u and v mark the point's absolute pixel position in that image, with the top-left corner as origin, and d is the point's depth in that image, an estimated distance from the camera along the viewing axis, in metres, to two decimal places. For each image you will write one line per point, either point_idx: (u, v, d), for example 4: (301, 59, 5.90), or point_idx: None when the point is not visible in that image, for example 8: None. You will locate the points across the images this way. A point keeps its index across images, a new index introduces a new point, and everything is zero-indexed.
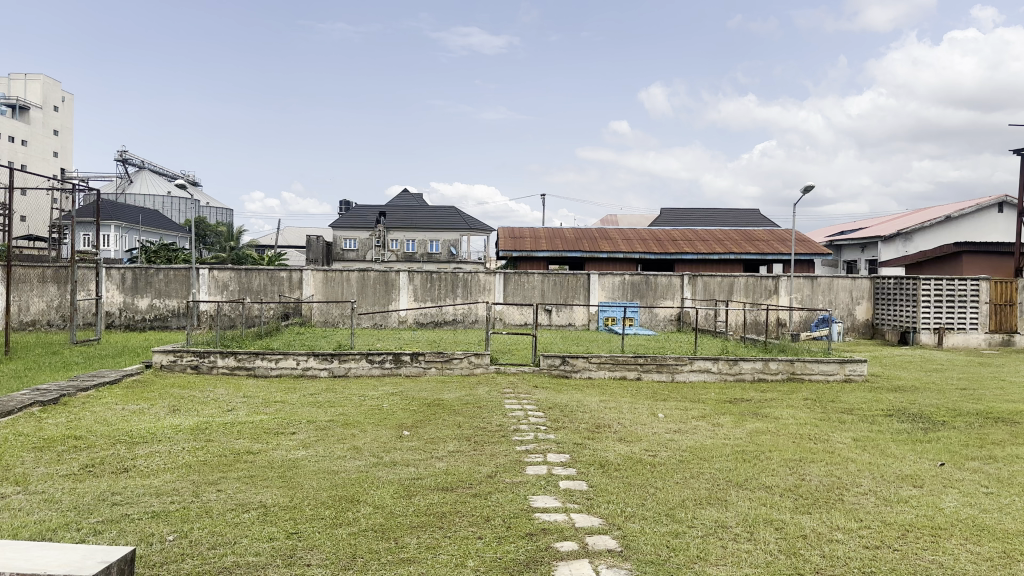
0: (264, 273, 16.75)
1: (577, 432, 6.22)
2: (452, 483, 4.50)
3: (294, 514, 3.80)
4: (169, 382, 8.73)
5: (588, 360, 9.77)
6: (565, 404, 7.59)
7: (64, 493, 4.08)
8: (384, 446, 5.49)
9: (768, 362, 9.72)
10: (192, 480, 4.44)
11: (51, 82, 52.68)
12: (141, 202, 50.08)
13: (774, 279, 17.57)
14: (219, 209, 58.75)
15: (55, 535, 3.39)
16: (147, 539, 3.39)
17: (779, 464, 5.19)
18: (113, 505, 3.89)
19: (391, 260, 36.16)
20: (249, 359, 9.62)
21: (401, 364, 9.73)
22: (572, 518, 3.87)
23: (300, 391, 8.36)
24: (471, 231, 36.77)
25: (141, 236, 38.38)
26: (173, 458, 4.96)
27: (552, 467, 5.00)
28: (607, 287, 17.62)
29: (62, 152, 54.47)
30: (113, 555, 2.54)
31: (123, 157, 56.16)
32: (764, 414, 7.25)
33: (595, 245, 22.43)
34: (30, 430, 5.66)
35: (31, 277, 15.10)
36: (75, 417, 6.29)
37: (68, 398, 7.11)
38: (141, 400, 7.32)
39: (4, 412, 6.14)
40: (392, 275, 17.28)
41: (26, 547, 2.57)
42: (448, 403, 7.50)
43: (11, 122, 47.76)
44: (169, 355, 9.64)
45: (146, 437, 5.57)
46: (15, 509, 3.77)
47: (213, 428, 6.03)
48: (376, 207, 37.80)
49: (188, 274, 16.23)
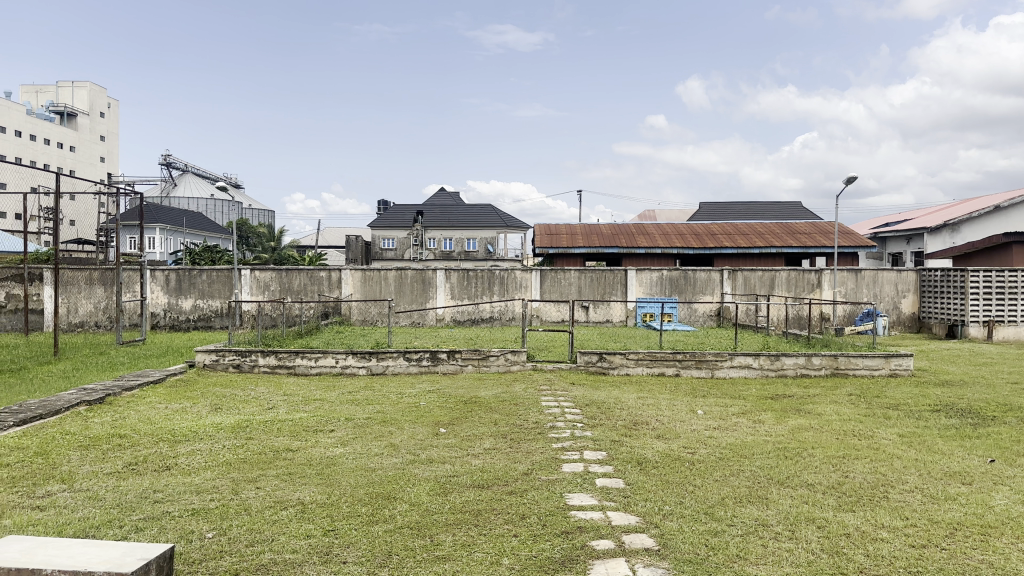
0: (304, 273, 16.98)
1: (615, 429, 6.17)
2: (488, 480, 4.49)
3: (332, 512, 3.83)
4: (212, 381, 8.88)
5: (625, 356, 9.69)
6: (602, 401, 7.54)
7: (107, 491, 4.17)
8: (421, 444, 5.50)
9: (811, 357, 9.53)
10: (232, 477, 4.51)
11: (98, 88, 53.97)
12: (184, 204, 51.27)
13: (817, 272, 17.24)
14: (261, 211, 59.83)
15: (98, 532, 3.47)
16: (188, 536, 3.44)
17: (822, 461, 5.07)
18: (154, 503, 3.96)
19: (429, 258, 36.36)
20: (289, 358, 9.74)
21: (438, 361, 9.78)
22: (609, 516, 3.82)
23: (339, 389, 8.43)
24: (508, 228, 36.80)
25: (185, 238, 39.19)
26: (213, 456, 5.04)
27: (588, 464, 4.97)
28: (645, 283, 17.46)
29: (110, 157, 56.03)
30: (153, 552, 2.60)
31: (167, 162, 57.56)
32: (806, 411, 7.10)
33: (632, 240, 22.25)
34: (77, 429, 5.80)
35: (79, 280, 15.52)
36: (119, 416, 6.44)
37: (114, 398, 7.27)
38: (184, 399, 7.46)
39: (52, 411, 6.33)
40: (429, 273, 17.38)
41: (70, 544, 2.63)
42: (485, 400, 7.50)
43: (59, 129, 49.31)
44: (211, 355, 9.83)
45: (188, 435, 5.67)
46: (61, 507, 3.86)
47: (253, 426, 6.13)
48: (414, 206, 38.10)
49: (230, 274, 16.53)
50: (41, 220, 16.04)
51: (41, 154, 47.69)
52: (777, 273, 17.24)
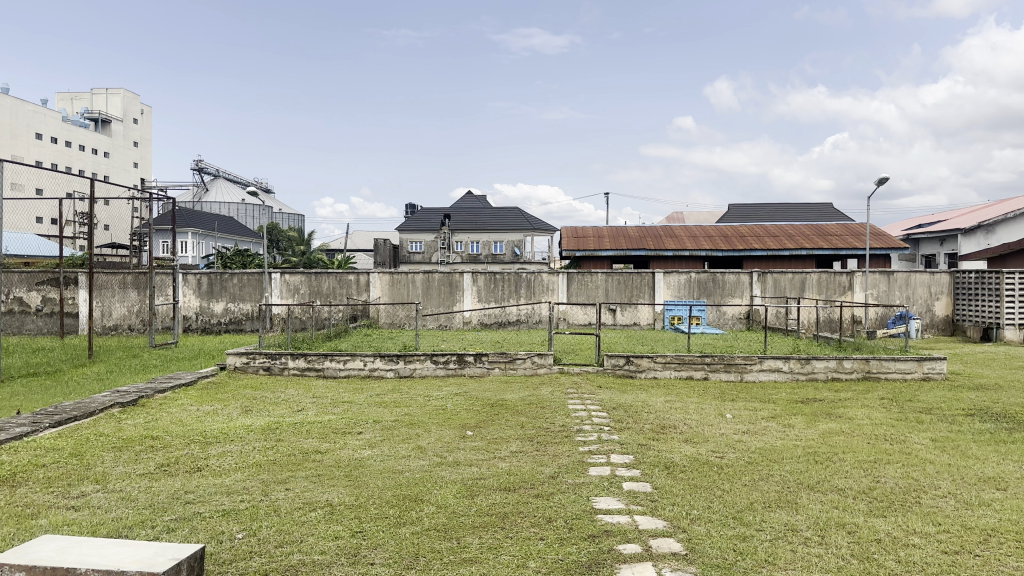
0: (333, 276, 17.14)
1: (642, 432, 6.15)
2: (515, 483, 4.50)
3: (360, 513, 3.86)
4: (242, 383, 8.99)
5: (653, 360, 9.64)
6: (630, 404, 7.51)
7: (140, 492, 4.24)
8: (447, 447, 5.53)
9: (842, 361, 9.40)
10: (263, 479, 4.57)
11: (131, 95, 54.92)
12: (216, 209, 52.05)
13: (848, 274, 16.99)
14: (291, 215, 60.56)
15: (131, 532, 3.54)
16: (218, 537, 3.50)
17: (853, 466, 5.00)
18: (186, 504, 4.02)
19: (456, 262, 36.49)
20: (318, 360, 9.83)
21: (465, 364, 9.81)
22: (636, 521, 3.81)
23: (367, 392, 8.50)
24: (536, 230, 36.79)
25: (216, 242, 39.81)
26: (243, 458, 5.12)
27: (615, 468, 4.95)
28: (672, 285, 17.35)
29: (143, 163, 57.10)
30: (183, 553, 2.64)
31: (199, 167, 58.51)
32: (838, 415, 7.00)
33: (660, 243, 22.13)
34: (111, 430, 5.92)
35: (113, 284, 15.83)
36: (152, 418, 6.55)
37: (146, 400, 7.41)
38: (215, 402, 7.57)
39: (86, 413, 6.46)
40: (456, 276, 17.45)
41: (104, 544, 2.69)
42: (512, 403, 7.51)
43: (94, 136, 50.37)
44: (242, 357, 9.98)
45: (219, 437, 5.77)
46: (94, 507, 3.94)
47: (282, 428, 6.20)
48: (441, 210, 38.29)
49: (260, 278, 16.74)
50: (77, 225, 16.38)
51: (77, 160, 48.73)
52: (807, 275, 17.03)
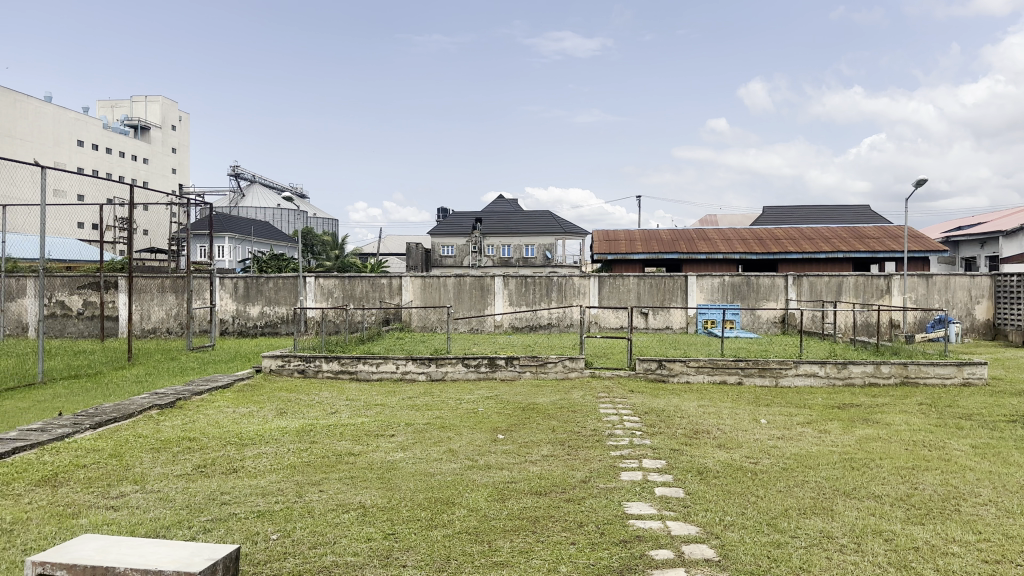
0: (366, 280, 17.29)
1: (675, 437, 6.09)
2: (546, 487, 4.49)
3: (392, 516, 3.89)
4: (278, 386, 9.11)
5: (686, 364, 9.56)
6: (662, 409, 7.45)
7: (176, 492, 4.32)
8: (479, 450, 5.54)
9: (880, 365, 9.22)
10: (297, 480, 4.63)
11: (169, 102, 56.08)
12: (252, 214, 52.86)
13: (885, 278, 16.67)
14: (326, 220, 61.26)
15: (168, 532, 3.60)
16: (252, 537, 3.55)
17: (890, 473, 4.90)
18: (221, 505, 4.09)
19: (488, 265, 36.58)
20: (351, 363, 9.93)
21: (497, 368, 9.83)
22: (668, 526, 3.78)
23: (399, 395, 8.55)
24: (567, 234, 36.75)
25: (252, 246, 40.45)
26: (279, 459, 5.19)
27: (647, 473, 4.92)
28: (706, 289, 17.19)
29: (181, 169, 58.22)
30: (219, 553, 2.68)
31: (236, 173, 59.51)
32: (875, 421, 6.87)
33: (693, 246, 21.95)
34: (149, 432, 6.05)
35: (152, 287, 16.16)
36: (190, 420, 6.67)
37: (184, 401, 7.55)
38: (251, 403, 7.68)
39: (126, 415, 6.60)
40: (488, 280, 17.49)
41: (141, 543, 2.74)
42: (543, 407, 7.50)
43: (134, 143, 51.49)
44: (277, 360, 10.12)
45: (255, 438, 5.85)
46: (133, 507, 4.03)
47: (316, 430, 6.27)
48: (473, 214, 38.42)
49: (295, 282, 16.96)
50: (117, 230, 16.77)
51: (117, 166, 49.83)
52: (843, 278, 16.75)
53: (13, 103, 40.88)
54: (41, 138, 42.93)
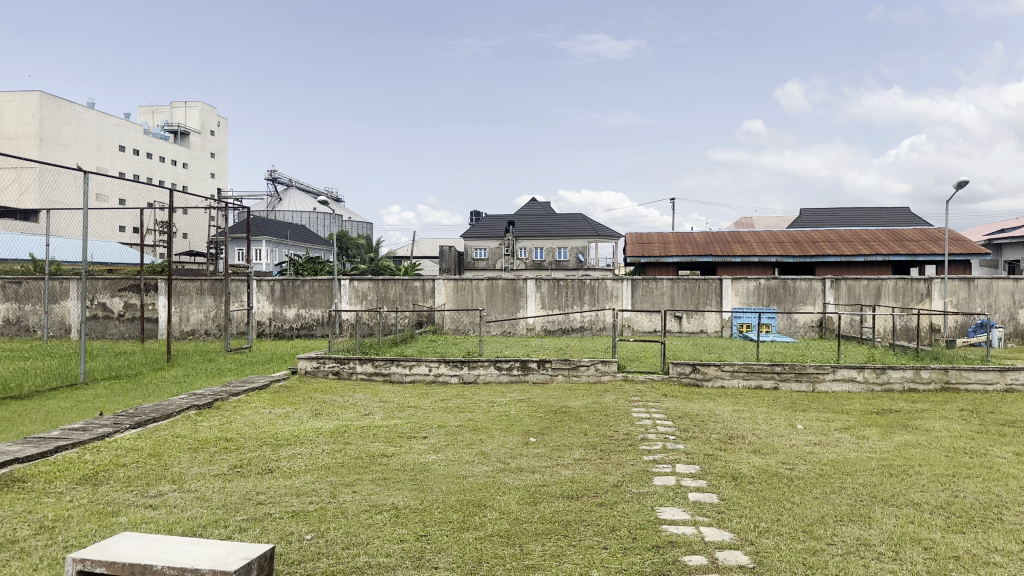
0: (399, 283, 17.42)
1: (709, 442, 6.03)
2: (578, 491, 4.47)
3: (424, 517, 3.91)
4: (313, 387, 9.22)
5: (720, 368, 9.45)
6: (696, 413, 7.37)
7: (213, 492, 4.40)
8: (511, 453, 5.55)
9: (919, 370, 9.03)
10: (331, 481, 4.68)
11: (208, 108, 57.17)
12: (288, 218, 53.61)
13: (926, 281, 16.32)
14: (360, 224, 61.87)
15: (205, 531, 3.67)
16: (287, 537, 3.59)
17: (929, 479, 4.80)
18: (257, 504, 4.15)
19: (521, 268, 36.62)
20: (385, 365, 10.01)
21: (529, 371, 9.82)
22: (702, 532, 3.74)
23: (432, 397, 8.60)
24: (599, 237, 36.61)
25: (288, 250, 41.00)
26: (313, 460, 5.25)
27: (681, 478, 4.87)
28: (741, 292, 16.99)
29: (220, 173, 59.29)
30: (254, 553, 2.72)
31: (273, 177, 60.42)
32: (914, 427, 6.72)
33: (728, 249, 21.72)
34: (187, 432, 6.16)
35: (191, 290, 16.48)
36: (227, 420, 6.78)
37: (221, 402, 7.69)
38: (286, 404, 7.79)
39: (165, 415, 6.73)
40: (521, 283, 17.49)
41: (178, 542, 2.80)
42: (575, 410, 7.48)
43: (174, 148, 52.58)
44: (313, 362, 10.25)
45: (290, 439, 5.93)
46: (171, 506, 4.11)
47: (350, 431, 6.34)
48: (506, 217, 38.50)
49: (330, 284, 17.14)
50: (158, 233, 17.14)
51: (157, 171, 50.92)
52: (882, 282, 16.43)
53: (57, 110, 42.04)
54: (83, 144, 44.03)
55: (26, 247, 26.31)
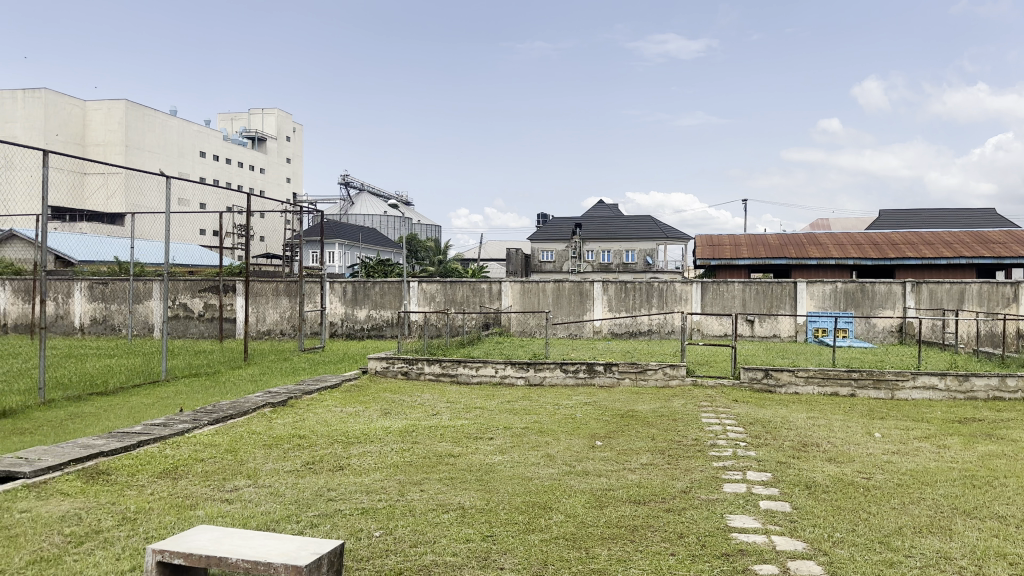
0: (467, 284, 17.58)
1: (780, 449, 5.87)
2: (645, 496, 4.42)
3: (490, 518, 3.93)
4: (382, 387, 9.38)
5: (794, 374, 9.19)
6: (768, 420, 7.18)
7: (286, 488, 4.53)
8: (577, 456, 5.52)
9: (1006, 379, 8.58)
10: (399, 479, 4.75)
11: (284, 114, 58.97)
12: (360, 221, 54.78)
13: (1014, 285, 15.51)
14: (429, 227, 62.70)
15: (278, 526, 3.78)
16: (356, 534, 3.66)
17: (1017, 492, 4.54)
18: (328, 501, 4.25)
19: (588, 271, 36.46)
20: (452, 367, 10.11)
21: (596, 374, 9.76)
22: (772, 540, 3.64)
23: (498, 398, 8.64)
24: (668, 239, 36.11)
25: (360, 252, 41.92)
26: (383, 458, 5.34)
27: (751, 485, 4.76)
28: (816, 296, 16.49)
29: (295, 178, 61.06)
30: (325, 548, 2.79)
31: (345, 181, 61.85)
32: (1001, 437, 6.39)
33: (802, 252, 21.12)
34: (262, 429, 6.36)
35: (268, 291, 17.02)
36: (300, 418, 6.97)
37: (295, 400, 7.91)
38: (357, 403, 7.95)
39: (241, 412, 6.97)
40: (588, 285, 17.41)
41: (252, 536, 2.89)
42: (642, 415, 7.38)
43: (252, 154, 54.45)
44: (382, 362, 10.44)
45: (360, 437, 6.05)
46: (247, 501, 4.25)
47: (418, 431, 6.42)
48: (573, 219, 38.40)
49: (400, 286, 17.39)
50: (236, 236, 17.78)
51: (236, 176, 52.82)
52: (967, 286, 15.70)
53: (143, 117, 44.09)
54: (167, 150, 46.06)
55: (114, 249, 27.64)
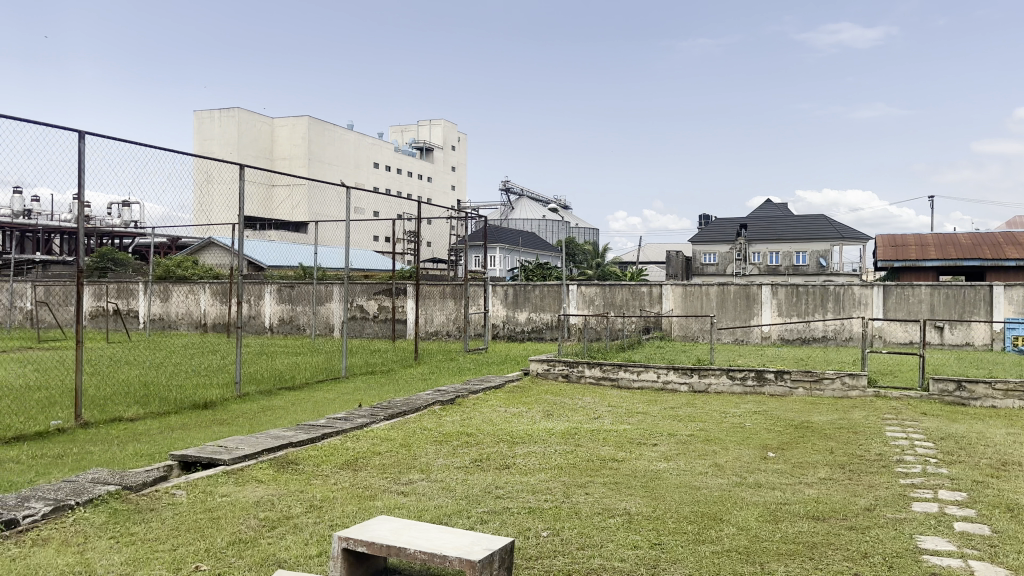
0: (627, 288, 17.40)
1: (979, 468, 5.31)
2: (823, 511, 4.16)
3: (657, 525, 3.86)
4: (544, 388, 9.50)
5: (993, 387, 8.30)
6: (962, 436, 6.53)
7: (457, 483, 4.70)
8: (747, 466, 5.30)
9: None
10: (564, 481, 4.79)
11: (449, 124, 61.38)
12: (520, 225, 55.87)
13: None
14: (588, 230, 62.77)
15: (450, 520, 3.92)
16: (525, 532, 3.73)
17: None
18: (496, 498, 4.36)
19: (753, 273, 34.99)
20: (613, 370, 10.06)
21: (764, 382, 9.33)
22: (972, 566, 3.30)
23: (661, 404, 8.48)
24: (843, 239, 33.88)
25: (520, 256, 42.75)
26: (547, 459, 5.40)
27: (945, 505, 4.34)
28: (1018, 301, 14.83)
29: (459, 185, 63.34)
30: (496, 545, 2.86)
31: (506, 187, 63.37)
32: None
33: (1000, 252, 19.05)
34: (432, 425, 6.64)
35: (435, 294, 17.76)
36: (467, 416, 7.21)
37: (462, 399, 8.20)
38: (520, 404, 8.10)
39: (412, 408, 7.32)
40: (754, 289, 16.71)
41: (428, 529, 3.03)
42: (817, 425, 6.97)
43: (419, 163, 57.14)
44: (544, 364, 10.57)
45: (525, 438, 6.16)
46: (421, 494, 4.46)
47: (580, 433, 6.44)
48: (737, 220, 36.99)
49: (559, 289, 17.54)
50: (407, 241, 18.72)
51: (405, 185, 55.62)
52: None
53: (323, 132, 47.51)
54: (344, 162, 49.36)
55: (299, 255, 29.98)
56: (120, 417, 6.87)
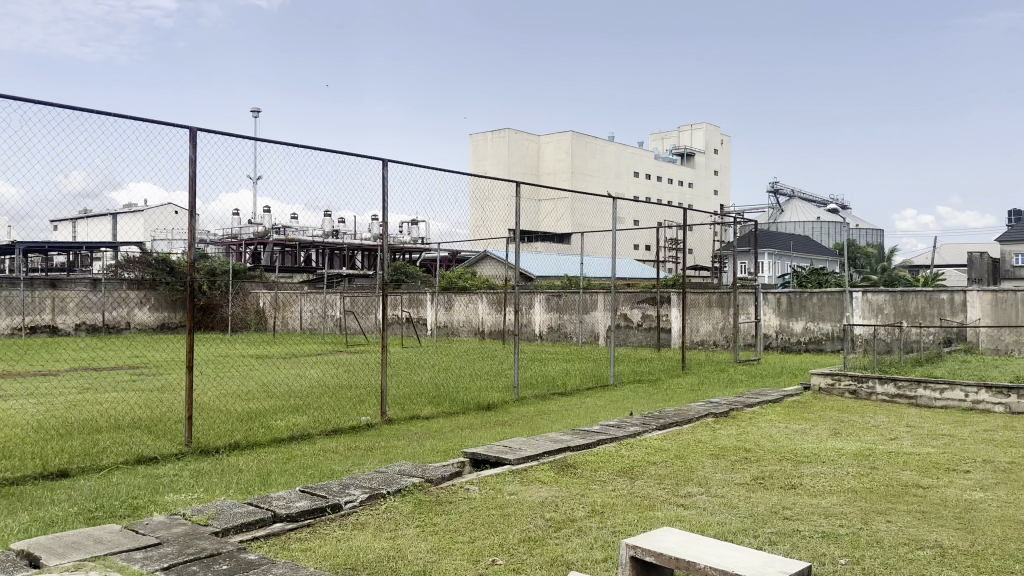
0: (922, 295, 15.51)
1: None
2: None
3: (981, 564, 3.37)
4: (828, 404, 8.80)
5: None
6: None
7: (739, 500, 4.52)
8: None
9: None
10: (860, 505, 4.38)
11: (712, 128, 59.87)
12: (790, 229, 52.63)
13: None
14: (869, 232, 57.27)
15: (735, 537, 3.78)
16: (820, 558, 3.47)
17: None
18: (784, 519, 4.12)
19: None
20: (910, 387, 9.04)
21: None
22: None
23: (973, 427, 7.42)
24: None
25: (791, 262, 40.25)
26: (838, 481, 4.99)
27: None
28: None
29: (723, 191, 61.40)
30: (792, 568, 2.69)
31: (774, 189, 60.12)
32: None
33: None
34: (708, 438, 6.47)
35: (702, 302, 17.33)
36: (744, 431, 6.91)
37: (736, 412, 7.88)
38: (802, 420, 7.58)
39: (686, 420, 7.19)
40: None
41: (717, 545, 2.95)
42: None
43: (681, 170, 56.39)
44: (826, 378, 9.80)
45: (811, 457, 5.75)
46: (701, 508, 4.35)
47: (875, 455, 5.85)
48: None
49: (840, 297, 16.20)
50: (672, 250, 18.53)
51: (667, 193, 55.20)
52: None
53: (587, 145, 48.83)
54: (607, 174, 50.29)
55: (565, 265, 31.05)
56: (417, 415, 7.63)
